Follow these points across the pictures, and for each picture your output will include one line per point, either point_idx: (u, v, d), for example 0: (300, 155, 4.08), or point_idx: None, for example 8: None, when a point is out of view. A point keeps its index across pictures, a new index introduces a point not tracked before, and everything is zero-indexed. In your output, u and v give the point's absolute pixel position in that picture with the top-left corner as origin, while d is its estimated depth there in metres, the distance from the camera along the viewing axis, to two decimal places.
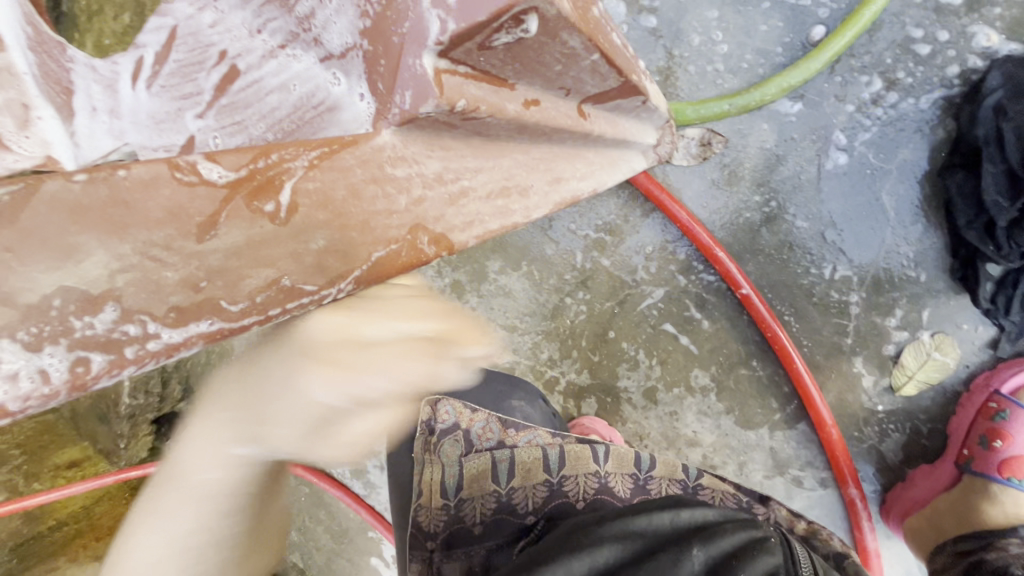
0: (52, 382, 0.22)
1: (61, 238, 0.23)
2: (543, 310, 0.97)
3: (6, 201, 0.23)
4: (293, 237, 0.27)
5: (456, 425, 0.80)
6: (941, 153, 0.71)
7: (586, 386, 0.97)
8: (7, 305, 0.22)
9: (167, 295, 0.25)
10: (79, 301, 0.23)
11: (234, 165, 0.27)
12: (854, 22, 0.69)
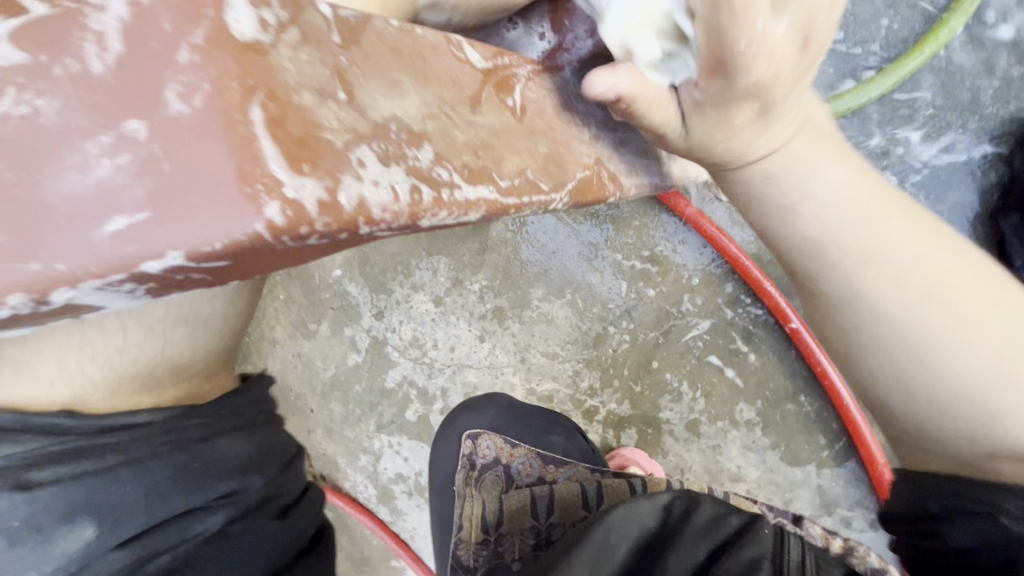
0: (400, 201, 0.22)
1: (387, 71, 0.26)
2: (585, 338, 0.98)
3: (352, 22, 0.25)
4: (528, 133, 0.32)
5: (497, 461, 0.90)
6: (993, 196, 0.72)
7: (626, 417, 0.97)
8: (364, 117, 0.23)
9: (460, 153, 0.26)
10: (408, 134, 0.25)
11: (486, 55, 0.33)
12: (930, 41, 0.71)
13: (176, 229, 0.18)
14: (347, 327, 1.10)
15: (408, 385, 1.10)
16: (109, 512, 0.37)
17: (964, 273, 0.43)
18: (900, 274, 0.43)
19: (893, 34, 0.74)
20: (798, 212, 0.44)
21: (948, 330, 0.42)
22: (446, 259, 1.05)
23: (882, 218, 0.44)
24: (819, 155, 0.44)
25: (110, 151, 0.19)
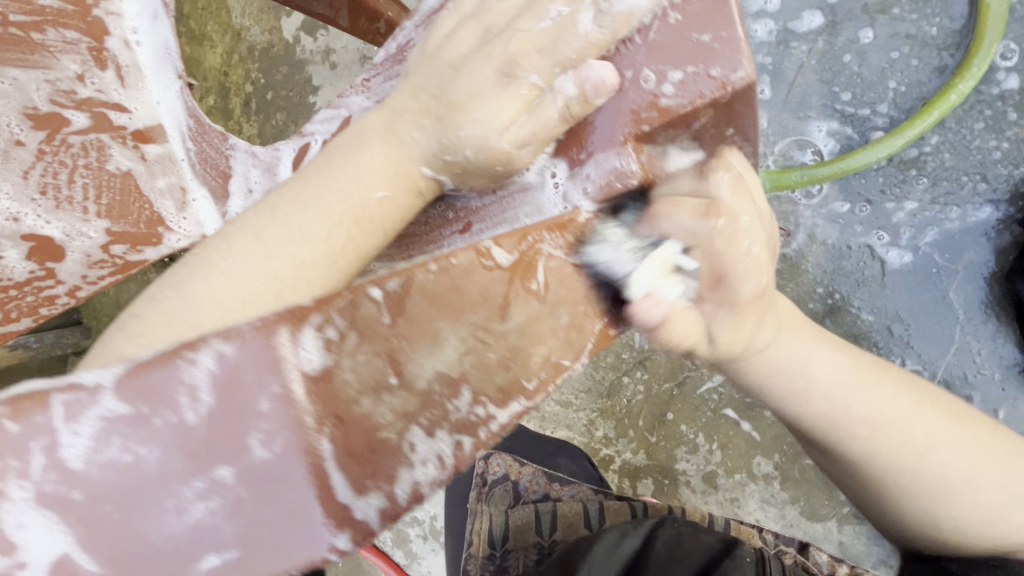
0: (445, 466, 0.28)
1: (429, 325, 0.28)
2: (598, 388, 0.98)
3: (398, 294, 0.28)
4: (549, 313, 0.30)
5: (506, 477, 0.88)
6: (1009, 257, 0.72)
7: (642, 467, 0.97)
8: (412, 392, 0.27)
9: (494, 376, 0.29)
10: (448, 385, 0.28)
11: (511, 247, 0.30)
12: (939, 104, 0.69)
13: (266, 558, 0.25)
14: None
15: None
16: None
17: (962, 435, 0.48)
18: (915, 441, 0.47)
19: (903, 93, 0.74)
20: (811, 397, 0.47)
21: (959, 481, 0.47)
22: None
23: (876, 392, 0.48)
24: (802, 342, 0.48)
25: (200, 494, 0.25)
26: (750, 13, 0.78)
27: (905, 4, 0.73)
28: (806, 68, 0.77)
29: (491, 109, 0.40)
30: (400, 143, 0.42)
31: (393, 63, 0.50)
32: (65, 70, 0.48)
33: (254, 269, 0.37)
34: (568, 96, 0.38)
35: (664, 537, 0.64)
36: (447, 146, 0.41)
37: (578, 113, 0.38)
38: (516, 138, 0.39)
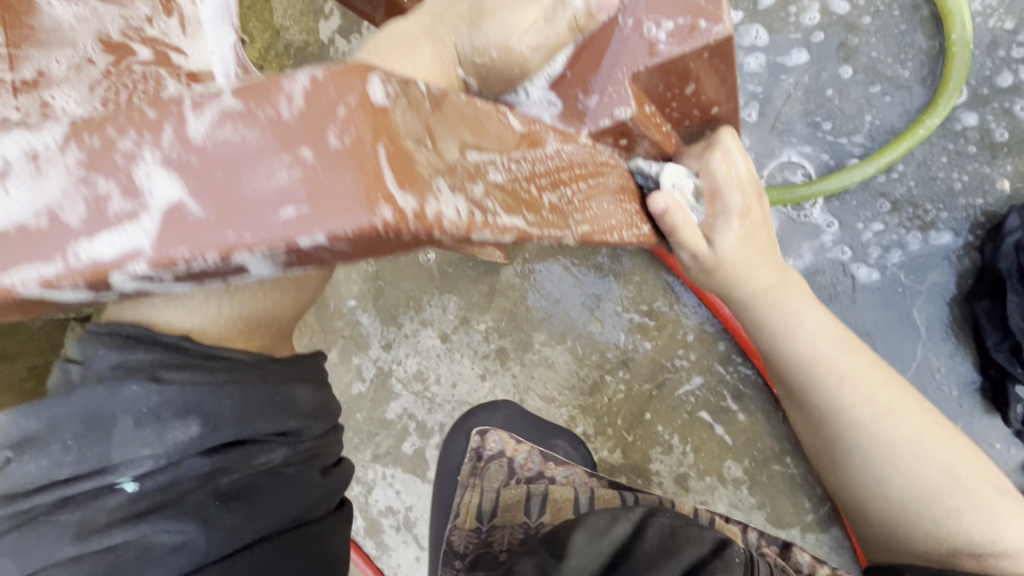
0: (464, 216, 0.27)
1: (456, 125, 0.31)
2: (582, 385, 1.04)
3: (436, 93, 0.30)
4: (544, 170, 0.38)
5: (501, 453, 0.98)
6: (968, 280, 0.78)
7: (617, 466, 1.01)
8: (442, 162, 0.28)
9: (497, 186, 0.32)
10: (468, 171, 0.30)
11: (522, 122, 0.39)
12: (907, 138, 0.78)
13: (332, 218, 0.23)
14: (355, 359, 1.25)
15: (407, 418, 1.21)
16: (207, 415, 0.43)
17: (918, 418, 0.60)
18: (877, 403, 0.60)
19: (877, 127, 0.82)
20: (792, 345, 0.62)
21: (891, 446, 0.59)
22: (455, 298, 1.17)
23: (859, 357, 0.62)
24: (794, 299, 0.63)
25: (287, 165, 0.23)
26: (743, 46, 0.86)
27: (881, 48, 0.82)
28: (792, 98, 0.85)
29: (516, 14, 0.46)
30: (441, 44, 0.49)
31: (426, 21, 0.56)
32: (137, 10, 0.55)
33: None
34: (576, 9, 0.43)
35: (659, 531, 0.67)
36: (477, 49, 0.47)
37: (583, 25, 0.44)
38: (532, 42, 0.44)
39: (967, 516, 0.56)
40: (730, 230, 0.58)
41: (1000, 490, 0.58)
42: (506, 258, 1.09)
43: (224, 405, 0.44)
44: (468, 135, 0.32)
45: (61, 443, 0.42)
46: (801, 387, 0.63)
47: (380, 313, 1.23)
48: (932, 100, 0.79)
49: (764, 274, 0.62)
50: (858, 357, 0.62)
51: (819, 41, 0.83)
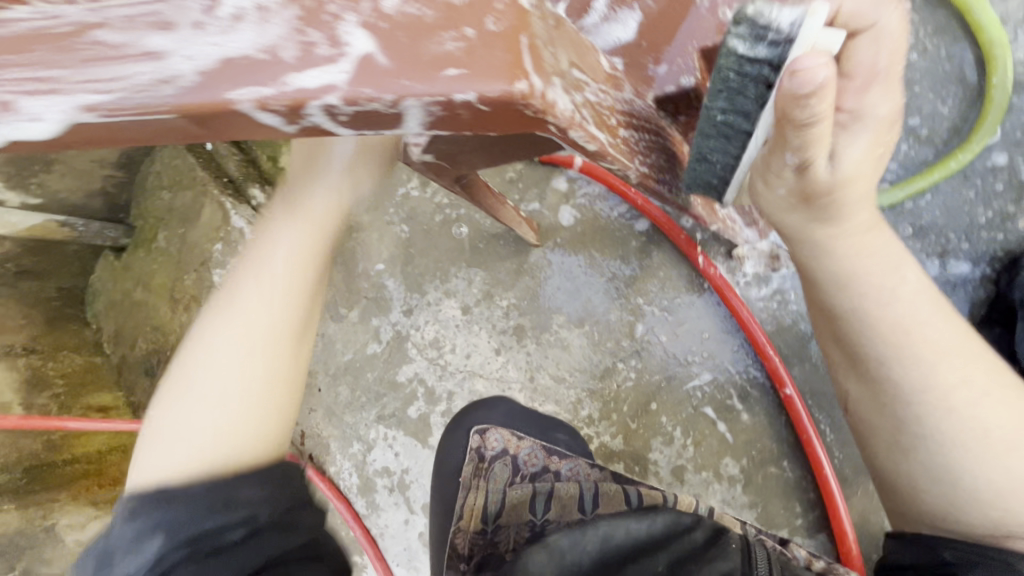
0: (570, 114, 0.38)
1: (565, 42, 0.43)
2: (593, 369, 1.09)
3: (558, 26, 0.43)
4: (626, 104, 0.46)
5: (505, 452, 0.96)
6: (980, 309, 0.82)
7: (617, 451, 1.05)
8: (561, 70, 0.39)
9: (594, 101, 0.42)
10: (573, 83, 0.40)
11: (609, 66, 0.48)
12: (941, 168, 0.82)
13: (482, 81, 0.35)
14: (373, 320, 1.28)
15: (417, 382, 1.25)
16: (173, 525, 0.47)
17: (990, 395, 0.58)
18: (955, 396, 0.59)
19: (911, 157, 0.86)
20: (880, 313, 0.59)
21: (966, 433, 0.58)
22: (483, 272, 1.22)
23: (947, 334, 0.60)
24: (891, 269, 0.58)
25: (453, 41, 0.37)
26: None
27: (926, 83, 0.86)
28: None
29: None
30: None
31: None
32: None
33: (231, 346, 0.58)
34: None
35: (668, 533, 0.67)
36: None
37: None
38: None
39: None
40: (861, 141, 0.48)
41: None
42: (535, 240, 1.12)
43: (188, 508, 0.48)
44: (577, 62, 0.42)
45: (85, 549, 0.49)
46: (875, 358, 0.61)
47: (406, 278, 1.27)
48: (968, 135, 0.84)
49: (862, 231, 0.56)
50: (935, 329, 0.59)
51: None
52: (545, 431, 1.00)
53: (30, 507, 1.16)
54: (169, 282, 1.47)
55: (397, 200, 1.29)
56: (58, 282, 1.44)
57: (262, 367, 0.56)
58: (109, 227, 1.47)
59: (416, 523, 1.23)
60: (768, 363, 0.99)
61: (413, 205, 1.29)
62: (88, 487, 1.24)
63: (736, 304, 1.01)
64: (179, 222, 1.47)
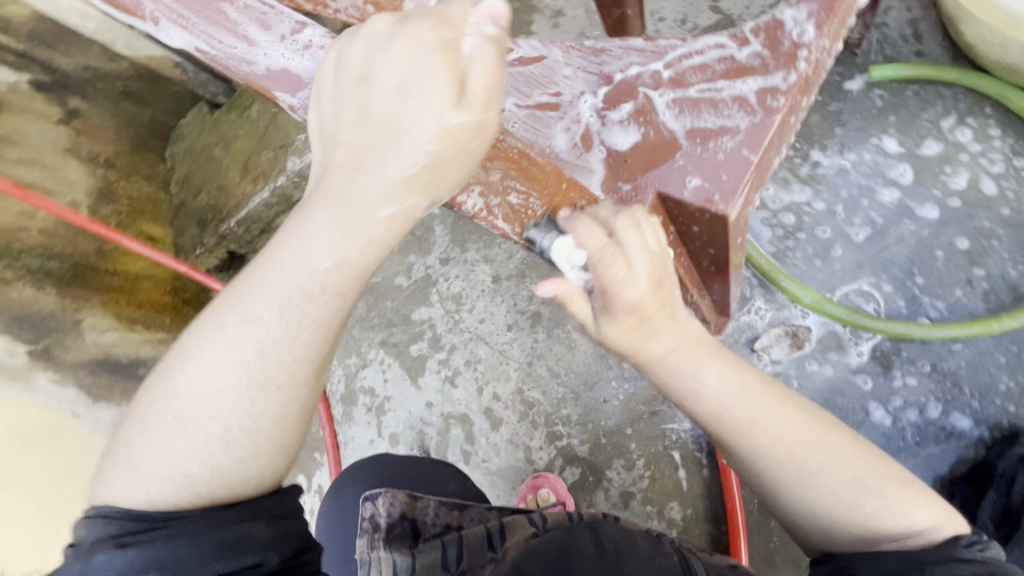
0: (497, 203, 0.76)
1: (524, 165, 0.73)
2: (587, 377, 1.14)
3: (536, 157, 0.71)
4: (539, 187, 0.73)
5: (401, 516, 0.80)
6: (964, 466, 0.85)
7: (579, 457, 1.11)
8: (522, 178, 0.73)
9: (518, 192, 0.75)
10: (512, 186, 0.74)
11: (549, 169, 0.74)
12: (983, 324, 0.85)
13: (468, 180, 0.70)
14: (410, 256, 1.38)
15: (428, 325, 1.33)
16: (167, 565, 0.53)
17: (824, 444, 0.65)
18: (784, 440, 0.65)
19: (960, 304, 0.89)
20: (700, 395, 0.68)
21: (814, 466, 0.64)
22: (524, 251, 1.28)
23: (767, 397, 0.67)
24: (700, 361, 0.68)
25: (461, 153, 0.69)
26: (886, 177, 0.96)
27: (1005, 242, 0.89)
28: (904, 242, 0.93)
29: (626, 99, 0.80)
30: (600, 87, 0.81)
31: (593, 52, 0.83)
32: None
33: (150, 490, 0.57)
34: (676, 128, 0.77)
35: (602, 534, 0.71)
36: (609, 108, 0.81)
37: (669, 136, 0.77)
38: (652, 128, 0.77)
39: (871, 509, 0.63)
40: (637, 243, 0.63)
41: (904, 481, 0.64)
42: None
43: (177, 553, 0.53)
44: (513, 173, 0.73)
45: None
46: (716, 434, 0.69)
47: (455, 231, 1.36)
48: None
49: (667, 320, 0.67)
50: (746, 400, 0.67)
51: (954, 207, 0.92)
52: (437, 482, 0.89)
53: (69, 297, 1.31)
54: (247, 151, 1.58)
55: None
56: (152, 114, 1.57)
57: (229, 425, 0.58)
58: (214, 83, 1.55)
59: (377, 447, 1.31)
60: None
61: None
62: (117, 300, 1.44)
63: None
64: (276, 101, 1.57)
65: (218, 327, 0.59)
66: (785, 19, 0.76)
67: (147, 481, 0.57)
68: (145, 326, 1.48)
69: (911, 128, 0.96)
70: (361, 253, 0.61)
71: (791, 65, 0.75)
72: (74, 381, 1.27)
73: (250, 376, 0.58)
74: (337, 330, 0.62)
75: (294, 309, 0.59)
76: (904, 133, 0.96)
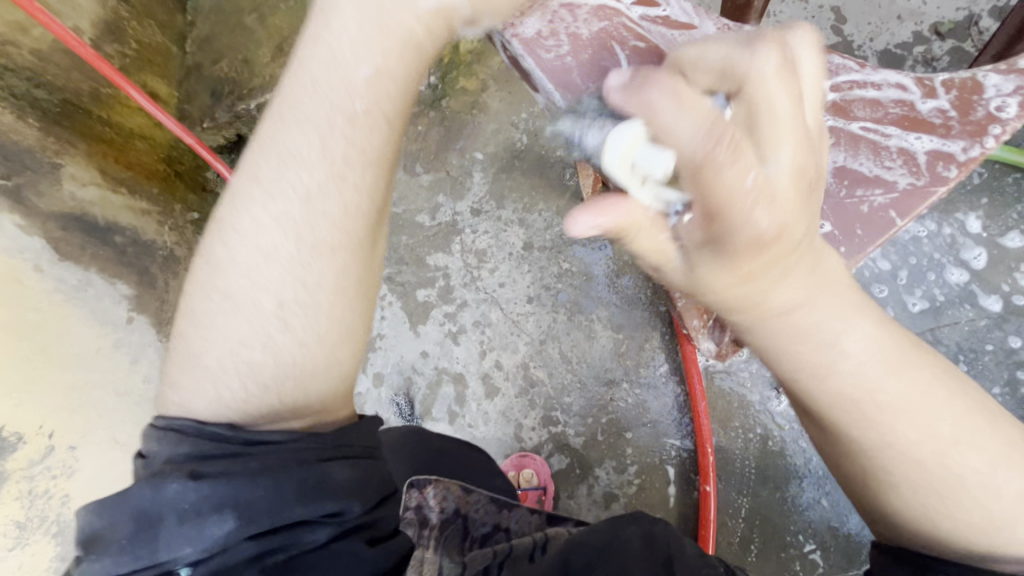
0: None
1: None
2: (600, 372, 1.11)
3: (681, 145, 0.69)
4: None
5: (452, 509, 0.81)
6: None
7: (571, 449, 1.09)
8: None
9: None
10: None
11: None
12: None
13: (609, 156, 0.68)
14: (440, 196, 1.28)
15: (443, 273, 1.25)
16: (242, 505, 0.48)
17: (982, 435, 0.57)
18: (924, 437, 0.57)
19: (993, 402, 0.90)
20: (832, 371, 0.58)
21: (959, 464, 0.57)
22: (564, 225, 1.21)
23: (909, 383, 0.58)
24: (841, 330, 0.58)
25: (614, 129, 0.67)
26: (959, 257, 0.94)
27: None
28: (957, 326, 0.92)
29: None
30: None
31: (754, 41, 0.82)
32: None
33: (217, 390, 0.54)
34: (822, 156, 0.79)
35: (638, 532, 0.74)
36: None
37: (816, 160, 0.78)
38: None
39: (1018, 530, 0.56)
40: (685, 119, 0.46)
41: None
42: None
43: (255, 494, 0.48)
44: None
45: (108, 528, 0.48)
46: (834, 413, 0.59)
47: (494, 183, 1.27)
48: None
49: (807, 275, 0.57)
50: (885, 380, 0.58)
51: (1017, 305, 0.91)
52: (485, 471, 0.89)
53: (50, 136, 1.20)
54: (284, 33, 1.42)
55: (534, 111, 1.27)
56: None
57: (284, 293, 0.54)
58: None
59: (358, 382, 1.23)
60: (702, 458, 0.97)
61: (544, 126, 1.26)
62: (104, 154, 1.31)
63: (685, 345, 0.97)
64: None
65: (254, 179, 0.53)
66: (986, 85, 0.78)
67: (212, 376, 0.54)
68: (130, 191, 1.36)
69: (999, 215, 0.93)
70: (401, 57, 0.54)
71: (977, 138, 0.76)
72: (42, 232, 1.16)
73: (307, 223, 0.53)
74: (388, 161, 0.55)
75: (338, 138, 0.53)
76: (990, 220, 0.93)
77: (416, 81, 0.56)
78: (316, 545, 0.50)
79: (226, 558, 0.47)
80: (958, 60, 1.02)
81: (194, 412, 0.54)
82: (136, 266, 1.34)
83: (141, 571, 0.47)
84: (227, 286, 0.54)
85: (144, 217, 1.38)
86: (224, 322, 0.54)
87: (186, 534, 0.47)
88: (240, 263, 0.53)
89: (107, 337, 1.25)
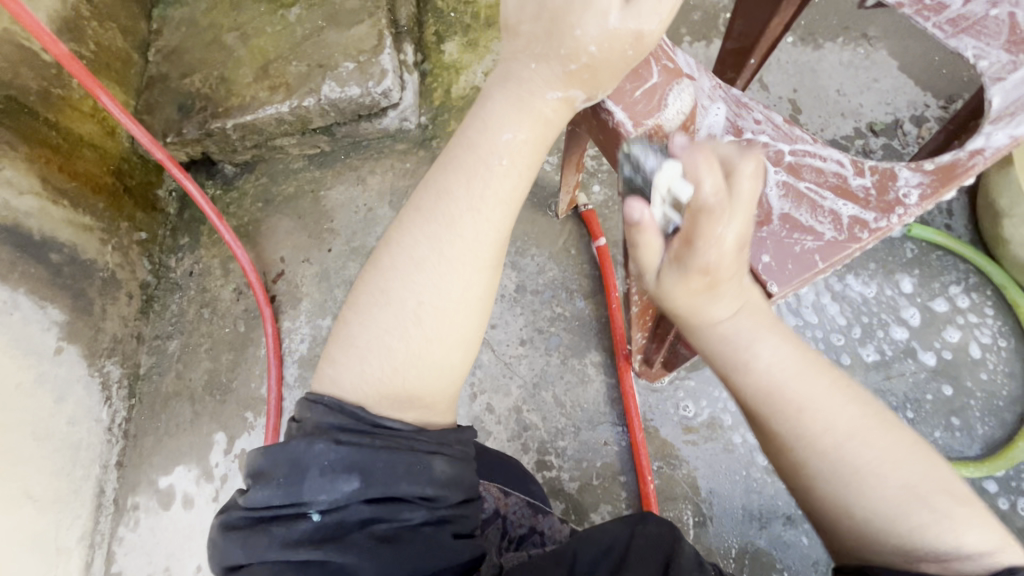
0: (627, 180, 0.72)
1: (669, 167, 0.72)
2: (594, 415, 1.14)
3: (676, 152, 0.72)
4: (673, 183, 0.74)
5: (494, 512, 0.77)
6: None
7: (566, 493, 1.10)
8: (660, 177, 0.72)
9: None
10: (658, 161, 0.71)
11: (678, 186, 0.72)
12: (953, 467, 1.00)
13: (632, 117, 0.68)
14: None
15: None
16: (367, 473, 0.57)
17: (879, 439, 0.62)
18: (835, 431, 0.62)
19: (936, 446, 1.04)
20: (752, 368, 0.65)
21: (861, 454, 0.61)
22: (556, 271, 1.25)
23: (872, 441, 0.61)
24: (755, 332, 0.66)
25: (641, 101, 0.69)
26: (901, 316, 1.10)
27: (980, 403, 1.06)
28: (903, 377, 1.07)
29: None
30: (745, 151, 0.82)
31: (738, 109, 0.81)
32: None
33: (365, 372, 0.64)
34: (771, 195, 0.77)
35: (644, 533, 0.67)
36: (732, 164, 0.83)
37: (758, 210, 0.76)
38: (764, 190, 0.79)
39: (915, 517, 0.58)
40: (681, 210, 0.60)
41: (959, 498, 0.60)
42: (560, 212, 1.24)
43: (380, 465, 0.57)
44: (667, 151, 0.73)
45: (272, 463, 0.58)
46: (761, 416, 0.65)
47: None
48: (990, 456, 1.02)
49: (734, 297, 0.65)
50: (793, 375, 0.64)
51: (947, 359, 1.08)
52: (519, 476, 0.85)
53: None
54: (268, 56, 1.37)
55: None
56: None
57: (421, 297, 0.65)
58: None
59: None
60: (642, 487, 1.05)
61: (537, 174, 1.31)
62: (48, 160, 1.15)
63: (624, 375, 1.11)
64: (324, 15, 1.37)
65: (416, 208, 0.67)
66: (900, 175, 0.77)
67: (360, 357, 0.65)
68: (74, 205, 1.20)
69: (929, 283, 1.12)
70: (533, 130, 0.65)
71: (887, 214, 0.75)
72: None
73: (449, 247, 0.65)
74: (514, 210, 0.67)
75: (478, 183, 0.65)
76: (921, 289, 1.11)
77: (546, 146, 0.67)
78: (410, 524, 0.57)
79: (347, 513, 0.56)
80: (890, 155, 1.23)
81: (339, 392, 0.64)
82: (71, 289, 1.18)
83: (283, 509, 0.57)
84: (381, 285, 0.66)
85: (86, 234, 1.22)
86: (376, 313, 0.65)
87: (323, 484, 0.56)
88: (395, 268, 0.66)
89: (29, 370, 1.07)
